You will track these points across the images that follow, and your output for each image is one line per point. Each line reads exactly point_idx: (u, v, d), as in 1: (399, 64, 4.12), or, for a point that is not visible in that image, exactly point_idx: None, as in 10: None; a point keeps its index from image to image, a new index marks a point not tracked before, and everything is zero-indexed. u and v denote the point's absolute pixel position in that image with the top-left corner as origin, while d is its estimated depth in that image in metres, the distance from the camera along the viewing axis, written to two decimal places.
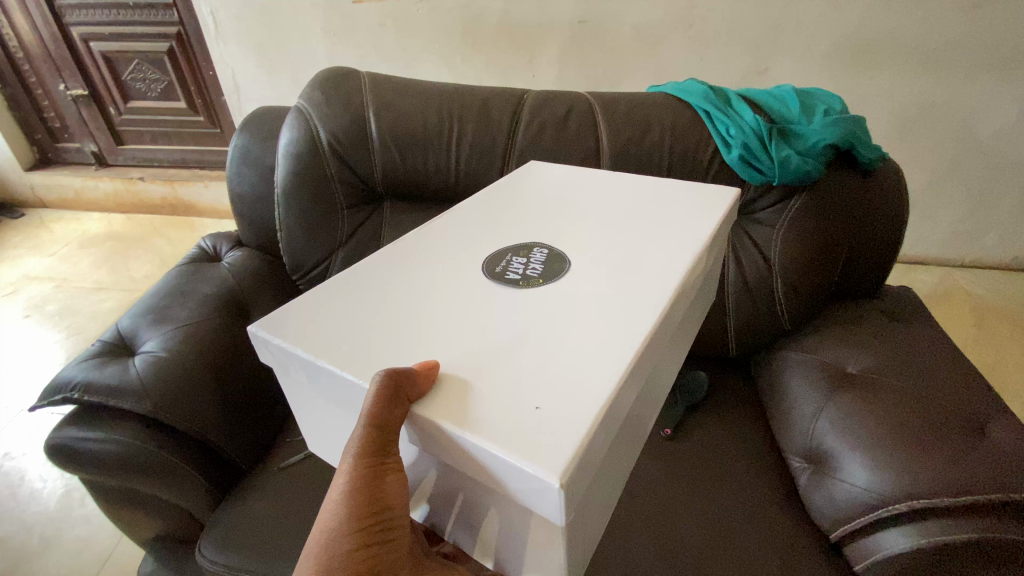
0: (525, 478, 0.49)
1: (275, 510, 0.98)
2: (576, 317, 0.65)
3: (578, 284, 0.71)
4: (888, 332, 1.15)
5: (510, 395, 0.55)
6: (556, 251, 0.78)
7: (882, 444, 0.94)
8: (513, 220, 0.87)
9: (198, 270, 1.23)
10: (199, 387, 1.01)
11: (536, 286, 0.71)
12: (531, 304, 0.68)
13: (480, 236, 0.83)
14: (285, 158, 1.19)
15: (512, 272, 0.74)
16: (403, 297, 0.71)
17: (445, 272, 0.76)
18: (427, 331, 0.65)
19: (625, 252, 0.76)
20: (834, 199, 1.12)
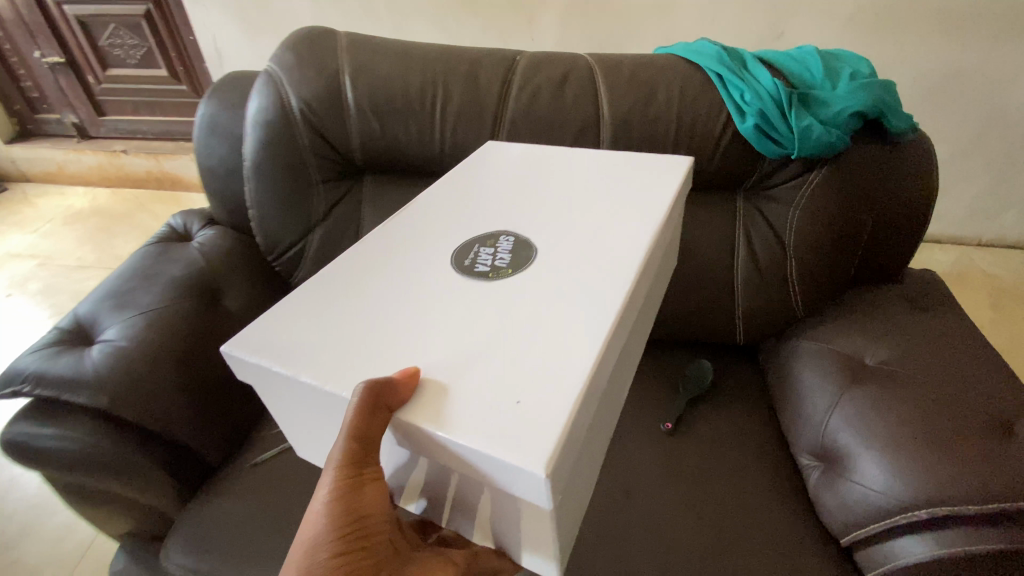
0: (507, 470, 0.47)
1: (247, 511, 0.93)
2: (549, 304, 0.60)
3: (547, 268, 0.66)
4: (912, 322, 1.05)
5: (488, 387, 0.52)
6: (524, 236, 0.71)
7: (902, 444, 0.87)
8: (479, 203, 0.79)
9: (165, 251, 1.14)
10: (159, 380, 0.93)
11: (507, 276, 0.65)
12: (501, 297, 0.62)
13: (445, 221, 0.76)
14: (253, 128, 1.08)
15: (483, 262, 0.68)
16: (364, 296, 0.64)
17: (407, 263, 0.69)
18: (393, 326, 0.60)
19: (589, 230, 0.71)
20: (859, 173, 1.00)
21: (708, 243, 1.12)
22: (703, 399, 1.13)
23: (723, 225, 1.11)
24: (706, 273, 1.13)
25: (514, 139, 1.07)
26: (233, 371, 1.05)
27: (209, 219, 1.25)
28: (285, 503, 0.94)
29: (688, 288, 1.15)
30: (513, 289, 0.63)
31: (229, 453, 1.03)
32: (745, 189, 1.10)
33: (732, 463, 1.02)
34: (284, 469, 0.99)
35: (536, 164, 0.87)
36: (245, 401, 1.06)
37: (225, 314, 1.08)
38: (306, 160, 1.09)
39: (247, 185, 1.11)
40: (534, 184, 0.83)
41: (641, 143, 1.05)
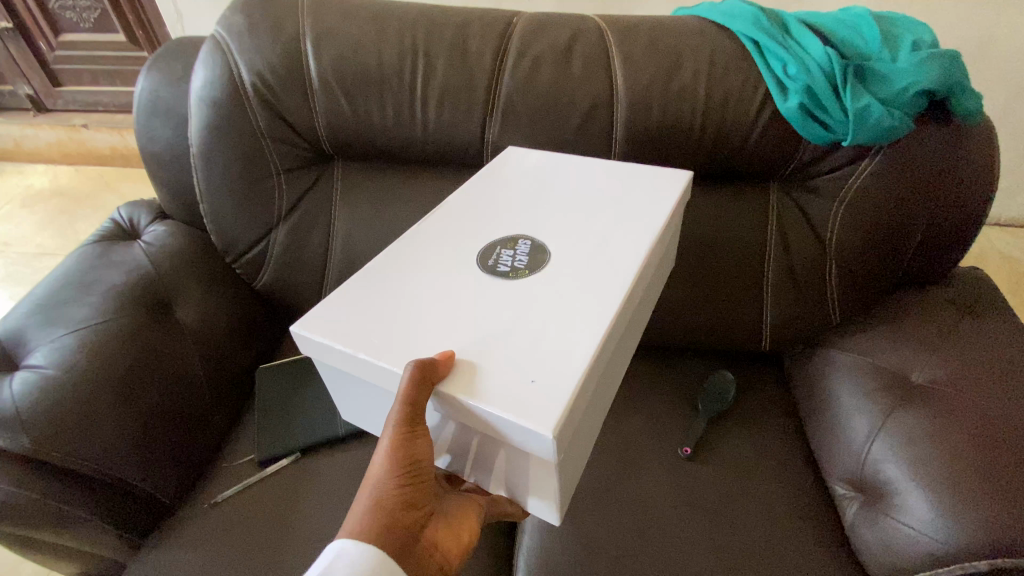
0: (517, 432, 0.47)
1: (200, 563, 0.80)
2: (566, 303, 0.55)
3: (570, 265, 0.60)
4: (966, 330, 0.89)
5: (509, 360, 0.51)
6: (544, 234, 0.64)
7: (958, 481, 0.73)
8: (499, 195, 0.72)
9: (106, 253, 0.98)
10: (94, 414, 0.79)
11: (524, 277, 0.59)
12: (520, 297, 0.57)
13: (468, 213, 0.69)
14: (199, 108, 0.91)
15: (504, 263, 0.61)
16: (382, 290, 0.60)
17: (433, 246, 0.65)
18: (425, 302, 0.58)
19: (604, 231, 0.64)
20: (915, 162, 0.85)
21: (734, 240, 0.97)
22: (724, 416, 1.00)
23: (752, 219, 0.96)
24: (732, 274, 0.99)
25: (511, 117, 0.90)
26: (188, 396, 0.90)
27: (159, 212, 1.08)
28: (246, 550, 0.81)
29: (708, 291, 1.00)
30: (534, 282, 0.59)
31: (185, 489, 0.90)
32: (779, 179, 0.96)
33: (758, 493, 0.89)
34: (247, 509, 0.86)
35: (560, 159, 0.79)
36: (203, 429, 0.92)
37: (177, 329, 0.93)
38: (263, 145, 0.92)
39: (196, 176, 0.95)
40: (562, 172, 0.76)
41: (661, 123, 0.89)
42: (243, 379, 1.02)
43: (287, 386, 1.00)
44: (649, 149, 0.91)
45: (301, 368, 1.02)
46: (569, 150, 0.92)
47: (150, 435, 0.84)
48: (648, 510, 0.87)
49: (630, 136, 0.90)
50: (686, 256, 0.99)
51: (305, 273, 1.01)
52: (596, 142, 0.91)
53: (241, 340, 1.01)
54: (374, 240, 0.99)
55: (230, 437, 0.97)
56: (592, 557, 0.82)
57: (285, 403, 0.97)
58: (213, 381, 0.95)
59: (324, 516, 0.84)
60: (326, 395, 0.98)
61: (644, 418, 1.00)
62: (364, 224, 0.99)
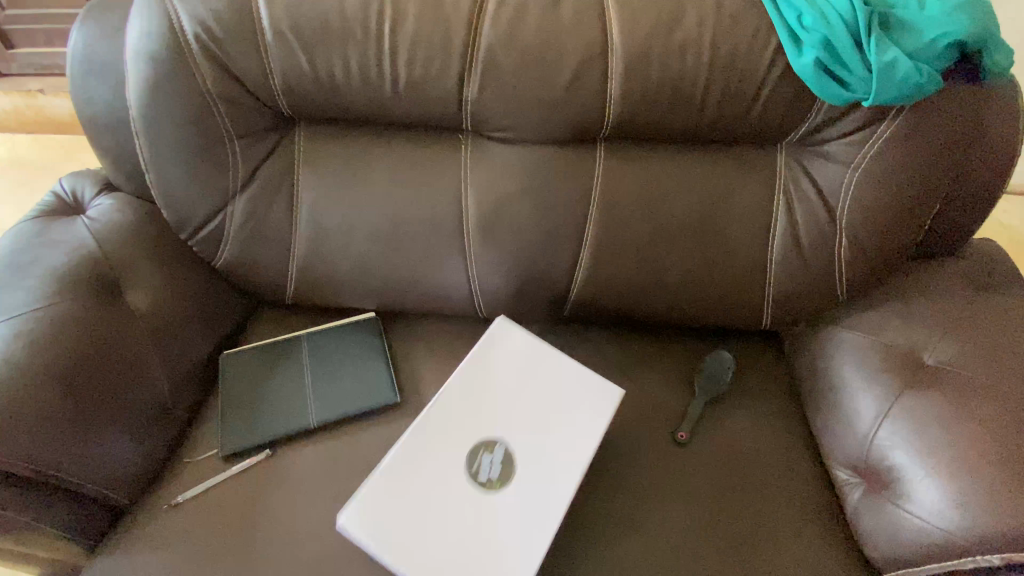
0: None
1: (166, 565, 0.75)
2: (520, 522, 0.74)
3: (530, 485, 0.77)
4: (980, 306, 0.84)
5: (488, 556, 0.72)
6: (516, 446, 0.80)
7: (974, 467, 0.68)
8: (486, 393, 0.84)
9: (44, 231, 0.88)
10: (34, 411, 0.71)
11: (496, 490, 0.77)
12: (491, 511, 0.75)
13: (460, 418, 0.81)
14: (137, 64, 0.81)
15: (482, 472, 0.78)
16: (397, 486, 0.75)
17: (427, 463, 0.77)
18: (429, 510, 0.74)
19: (557, 452, 0.80)
20: (939, 124, 0.78)
21: (738, 207, 0.88)
22: (721, 399, 0.93)
23: (756, 185, 0.87)
24: (733, 245, 0.89)
25: (493, 73, 0.81)
26: (143, 387, 0.83)
27: (106, 183, 0.97)
28: (215, 550, 0.76)
29: (707, 264, 0.90)
30: (510, 497, 0.76)
31: (144, 485, 0.83)
32: (788, 142, 0.86)
33: (759, 481, 0.84)
34: (214, 506, 0.80)
35: (541, 347, 0.89)
36: (162, 421, 0.85)
37: (129, 314, 0.84)
38: (212, 107, 0.83)
39: (139, 144, 0.85)
40: (536, 368, 0.87)
41: (660, 80, 0.80)
42: (206, 366, 0.94)
43: (253, 373, 0.92)
44: (646, 110, 0.82)
45: (268, 352, 0.94)
46: (558, 110, 0.83)
47: (100, 431, 0.76)
48: (645, 500, 0.81)
49: (625, 94, 0.81)
50: (682, 224, 0.88)
51: (269, 250, 0.92)
52: (587, 102, 0.82)
53: (203, 325, 0.93)
54: (343, 214, 0.90)
55: (193, 428, 0.90)
56: (585, 551, 0.76)
57: (252, 391, 0.90)
58: (172, 370, 0.87)
59: (297, 513, 0.80)
60: (296, 381, 0.91)
61: (637, 401, 0.92)
62: (330, 195, 0.90)
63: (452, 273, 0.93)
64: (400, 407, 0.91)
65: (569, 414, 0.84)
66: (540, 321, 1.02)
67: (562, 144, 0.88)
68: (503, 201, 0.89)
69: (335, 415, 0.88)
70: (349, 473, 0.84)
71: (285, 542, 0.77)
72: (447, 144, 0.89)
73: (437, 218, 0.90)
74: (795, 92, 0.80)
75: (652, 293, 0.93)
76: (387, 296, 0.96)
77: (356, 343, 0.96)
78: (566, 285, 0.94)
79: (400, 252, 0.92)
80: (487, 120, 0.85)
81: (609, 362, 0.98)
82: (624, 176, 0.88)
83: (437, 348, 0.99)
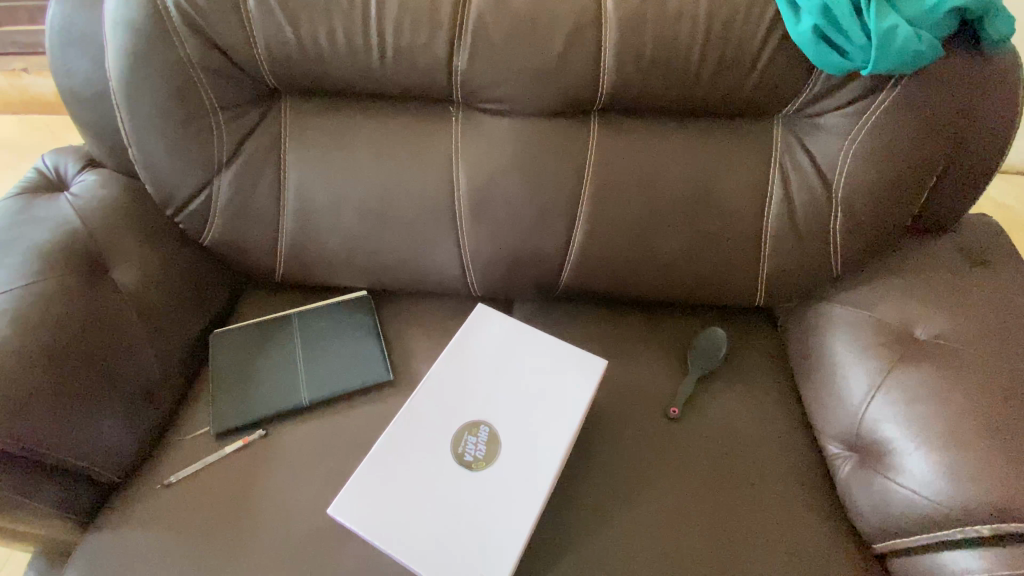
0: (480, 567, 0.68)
1: (158, 541, 0.75)
2: (508, 499, 0.73)
3: (515, 464, 0.76)
4: (973, 281, 0.83)
5: (475, 537, 0.70)
6: (502, 426, 0.80)
7: (961, 438, 0.69)
8: (468, 378, 0.84)
9: (26, 208, 0.86)
10: (19, 388, 0.70)
11: (483, 469, 0.76)
12: (479, 491, 0.74)
13: (444, 403, 0.82)
14: (116, 33, 0.79)
15: (468, 452, 0.77)
16: (385, 472, 0.75)
17: (412, 447, 0.77)
18: (416, 493, 0.74)
19: (541, 426, 0.80)
20: (937, 95, 0.76)
21: (732, 181, 0.86)
22: (713, 375, 0.93)
23: (751, 158, 0.86)
24: (728, 220, 0.88)
25: (483, 43, 0.79)
26: (131, 366, 0.82)
27: (89, 160, 0.95)
28: (208, 527, 0.76)
29: (701, 239, 0.89)
30: (495, 476, 0.75)
31: (134, 464, 0.83)
32: (785, 114, 0.85)
33: (751, 455, 0.84)
34: (206, 483, 0.80)
35: (520, 330, 0.89)
36: (151, 399, 0.84)
37: (114, 293, 0.83)
38: (195, 78, 0.81)
39: (121, 117, 0.83)
40: (518, 349, 0.87)
41: (655, 49, 0.78)
42: (195, 345, 0.93)
43: (245, 350, 0.92)
44: (639, 80, 0.80)
45: (259, 330, 0.94)
46: (549, 81, 0.81)
47: (87, 409, 0.76)
48: (637, 474, 0.81)
49: (618, 64, 0.79)
50: (676, 199, 0.87)
51: (257, 227, 0.91)
52: (580, 72, 0.80)
53: (191, 303, 0.92)
54: (331, 190, 0.89)
55: (182, 407, 0.90)
56: (578, 525, 0.77)
57: (244, 369, 0.90)
58: (160, 349, 0.86)
59: (289, 489, 0.80)
60: (287, 360, 0.90)
61: (630, 378, 0.92)
62: (319, 170, 0.88)
63: (443, 250, 0.92)
64: (392, 384, 0.91)
65: (553, 391, 0.83)
66: (534, 298, 1.02)
67: (554, 117, 0.86)
68: (495, 176, 0.87)
69: (326, 393, 0.87)
70: (341, 450, 0.84)
71: (277, 518, 0.77)
72: (437, 117, 0.87)
73: (427, 194, 0.89)
74: (791, 61, 0.78)
75: (645, 268, 0.92)
76: (378, 273, 0.95)
77: (347, 322, 0.95)
78: (559, 262, 0.93)
79: (390, 228, 0.91)
80: (478, 92, 0.83)
81: (603, 340, 0.97)
82: (617, 150, 0.87)
83: (429, 326, 0.98)
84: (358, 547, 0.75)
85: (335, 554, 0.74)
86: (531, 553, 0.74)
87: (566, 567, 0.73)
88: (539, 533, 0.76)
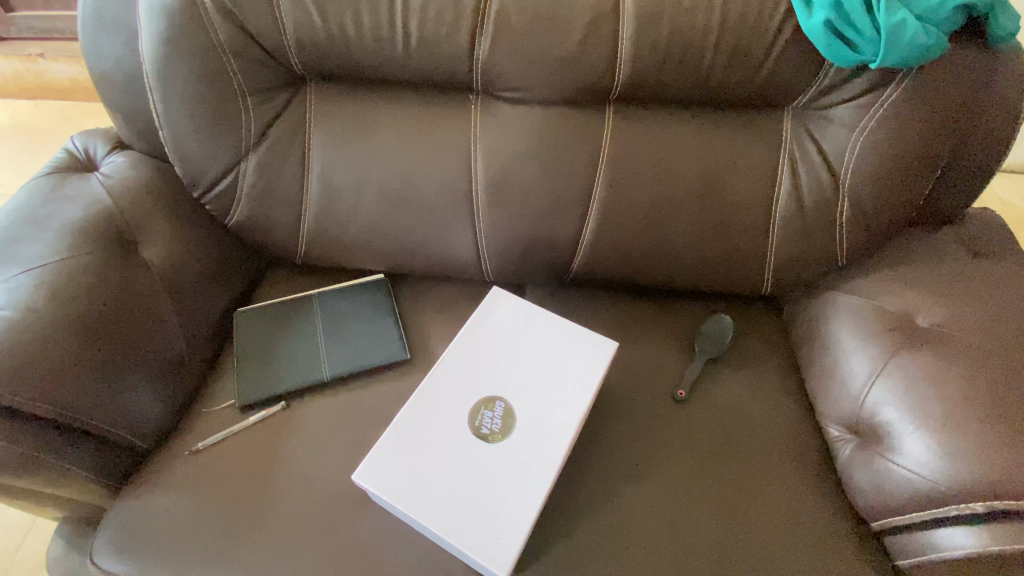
0: (495, 533, 0.71)
1: (188, 507, 0.79)
2: (522, 469, 0.77)
3: (529, 436, 0.80)
4: (974, 271, 0.86)
5: (492, 506, 0.74)
6: (516, 401, 0.83)
7: (957, 421, 0.71)
8: (484, 356, 0.87)
9: (58, 186, 0.89)
10: (56, 357, 0.74)
11: (499, 441, 0.79)
12: (494, 462, 0.78)
13: (460, 379, 0.85)
14: (150, 17, 0.82)
15: (485, 425, 0.81)
16: (407, 442, 0.78)
17: (431, 421, 0.81)
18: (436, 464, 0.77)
19: (554, 402, 0.83)
20: (944, 89, 0.78)
21: (742, 171, 0.89)
22: (719, 360, 0.96)
23: (761, 149, 0.89)
24: (737, 209, 0.90)
25: (504, 31, 0.81)
26: (160, 340, 0.85)
27: (118, 142, 0.98)
28: (234, 494, 0.80)
29: (710, 227, 0.92)
30: (509, 449, 0.79)
31: (164, 433, 0.87)
32: (795, 106, 0.88)
33: (754, 435, 0.87)
34: (230, 453, 0.84)
35: (533, 311, 0.93)
36: (178, 373, 0.88)
37: (144, 270, 0.86)
38: (225, 63, 0.83)
39: (152, 99, 0.86)
40: (532, 329, 0.91)
41: (671, 40, 0.80)
42: (219, 322, 0.96)
43: (267, 329, 0.95)
44: (654, 70, 0.83)
45: (281, 309, 0.97)
46: (567, 70, 0.83)
47: (121, 379, 0.79)
48: (644, 452, 0.85)
49: (634, 54, 0.82)
50: (687, 187, 0.90)
51: (280, 209, 0.94)
52: (597, 62, 0.83)
53: (216, 282, 0.95)
54: (353, 174, 0.92)
55: (208, 381, 0.93)
56: (587, 499, 0.80)
57: (267, 346, 0.93)
58: (186, 324, 0.90)
59: (310, 461, 0.83)
60: (306, 338, 0.93)
61: (639, 361, 0.95)
62: (341, 155, 0.91)
63: (460, 235, 0.95)
64: (408, 363, 0.94)
65: (565, 370, 0.86)
66: (546, 284, 1.05)
67: (571, 105, 0.89)
68: (512, 162, 0.90)
69: (345, 369, 0.91)
70: (359, 423, 0.87)
71: (299, 486, 0.81)
72: (457, 103, 0.90)
73: (446, 179, 0.91)
74: (803, 54, 0.80)
75: (655, 255, 0.95)
76: (396, 256, 0.98)
77: (366, 303, 0.98)
78: (571, 248, 0.96)
79: (410, 212, 0.94)
80: (497, 80, 0.86)
81: (613, 324, 1.00)
82: (631, 139, 0.89)
83: (444, 308, 1.01)
84: (376, 515, 0.79)
85: (354, 520, 0.78)
86: (541, 524, 0.78)
87: (574, 537, 0.77)
88: (549, 505, 0.79)
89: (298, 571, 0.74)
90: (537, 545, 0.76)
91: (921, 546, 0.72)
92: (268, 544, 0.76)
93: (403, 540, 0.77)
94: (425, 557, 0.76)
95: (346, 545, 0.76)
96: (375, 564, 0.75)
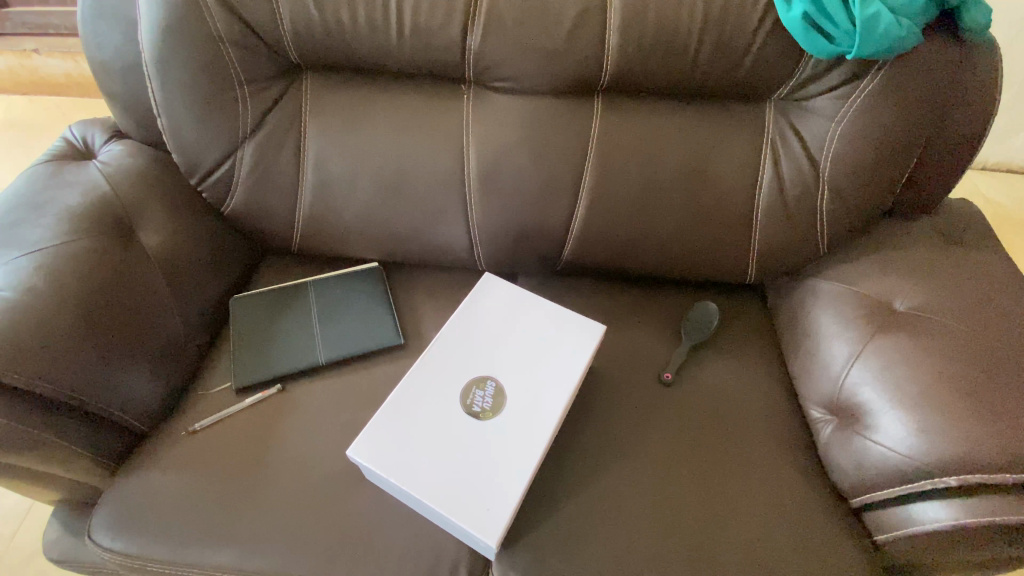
0: (483, 506, 0.74)
1: (183, 487, 0.80)
2: (512, 444, 0.79)
3: (518, 415, 0.82)
4: (949, 258, 0.89)
5: (483, 481, 0.76)
6: (506, 380, 0.86)
7: (931, 400, 0.74)
8: (476, 339, 0.90)
9: (57, 173, 0.91)
10: (55, 339, 0.75)
11: (490, 418, 0.82)
12: (485, 438, 0.80)
13: (454, 359, 0.87)
14: (149, 6, 0.83)
15: (477, 403, 0.83)
16: (400, 420, 0.81)
17: (426, 400, 0.83)
18: (429, 441, 0.79)
19: (543, 383, 0.85)
20: (919, 81, 0.81)
21: (726, 160, 0.92)
22: (705, 345, 0.98)
23: (745, 139, 0.91)
24: (721, 197, 0.93)
25: (495, 23, 0.84)
26: (157, 323, 0.87)
27: (115, 131, 0.99)
28: (229, 475, 0.81)
29: (696, 215, 0.94)
30: (499, 427, 0.81)
31: (161, 415, 0.88)
32: (777, 99, 0.91)
33: (738, 417, 0.90)
34: (226, 434, 0.85)
35: (525, 297, 0.95)
36: (176, 356, 0.90)
37: (142, 255, 0.88)
38: (223, 52, 0.85)
39: (151, 87, 0.88)
40: (523, 313, 0.93)
41: (657, 32, 0.83)
42: (216, 308, 0.98)
43: (262, 315, 0.97)
44: (642, 60, 0.85)
45: (278, 295, 0.99)
46: (556, 62, 0.86)
47: (119, 361, 0.81)
48: (632, 433, 0.87)
49: (622, 46, 0.84)
50: (673, 176, 0.92)
51: (276, 197, 0.96)
52: (585, 53, 0.85)
53: (212, 268, 0.97)
54: (348, 162, 0.94)
55: (204, 365, 0.95)
56: (576, 477, 0.82)
57: (263, 331, 0.95)
58: (183, 309, 0.91)
59: (305, 442, 0.85)
60: (300, 325, 0.95)
61: (627, 346, 0.98)
62: (336, 145, 0.93)
63: (453, 223, 0.97)
64: (401, 349, 0.96)
65: (555, 354, 0.88)
66: (539, 273, 1.07)
67: (561, 96, 0.91)
68: (503, 152, 0.92)
69: (340, 354, 0.93)
70: (354, 406, 0.89)
71: (295, 466, 0.82)
72: (450, 94, 0.93)
73: (438, 169, 0.94)
74: (785, 45, 0.83)
75: (642, 243, 0.97)
76: (390, 244, 1.00)
77: (359, 291, 1.00)
78: (561, 236, 0.98)
79: (403, 201, 0.96)
80: (490, 71, 0.88)
81: (603, 311, 1.03)
82: (620, 128, 0.92)
83: (437, 296, 1.04)
84: (368, 495, 0.81)
85: (347, 499, 0.80)
86: (531, 501, 0.80)
87: (562, 514, 0.79)
88: (539, 482, 0.82)
89: (292, 547, 0.76)
90: (527, 520, 0.78)
91: (898, 521, 0.74)
92: (264, 522, 0.77)
93: (396, 518, 0.79)
94: (416, 534, 0.78)
95: (339, 523, 0.78)
96: (368, 540, 0.77)
